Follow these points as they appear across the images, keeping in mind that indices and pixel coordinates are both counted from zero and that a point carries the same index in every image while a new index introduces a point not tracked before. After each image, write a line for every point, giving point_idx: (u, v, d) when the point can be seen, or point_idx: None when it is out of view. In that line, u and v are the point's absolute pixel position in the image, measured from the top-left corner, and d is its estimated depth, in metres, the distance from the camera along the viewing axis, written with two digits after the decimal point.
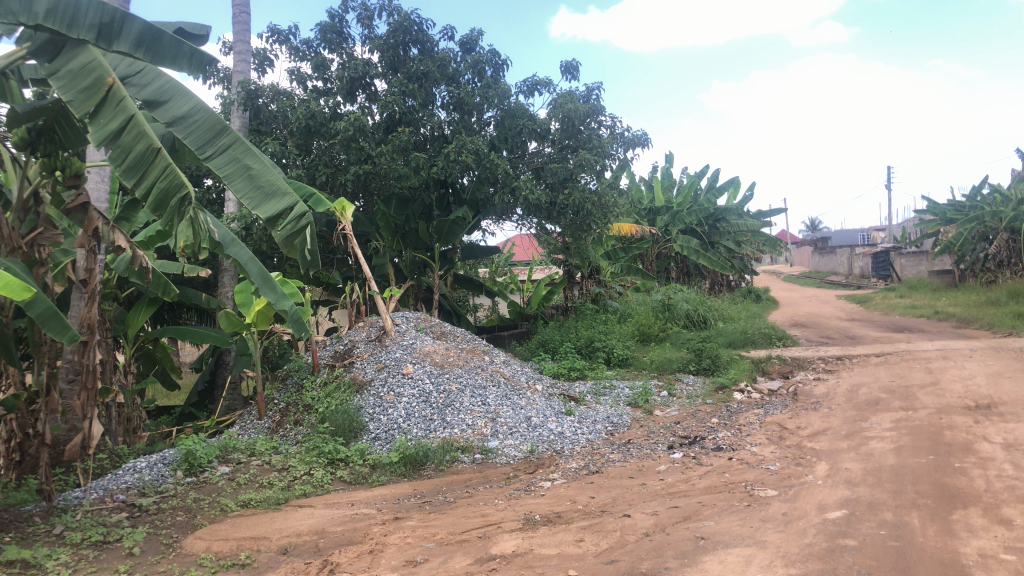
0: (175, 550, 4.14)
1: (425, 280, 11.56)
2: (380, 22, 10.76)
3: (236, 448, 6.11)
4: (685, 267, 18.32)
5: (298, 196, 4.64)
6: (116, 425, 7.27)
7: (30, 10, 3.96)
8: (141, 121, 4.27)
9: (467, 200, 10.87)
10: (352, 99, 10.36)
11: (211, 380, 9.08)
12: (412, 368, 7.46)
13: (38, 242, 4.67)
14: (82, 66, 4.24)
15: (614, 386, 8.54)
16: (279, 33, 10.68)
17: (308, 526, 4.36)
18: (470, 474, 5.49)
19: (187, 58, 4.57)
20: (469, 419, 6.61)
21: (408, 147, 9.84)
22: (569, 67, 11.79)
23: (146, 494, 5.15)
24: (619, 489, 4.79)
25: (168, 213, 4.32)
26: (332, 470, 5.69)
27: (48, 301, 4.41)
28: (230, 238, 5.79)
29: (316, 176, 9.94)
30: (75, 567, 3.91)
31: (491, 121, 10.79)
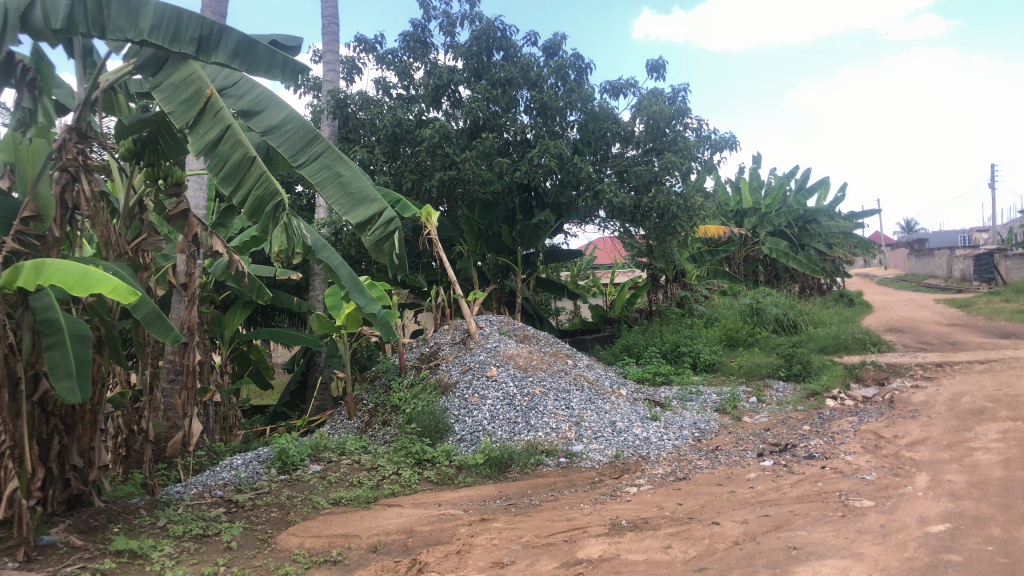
0: (270, 545, 4.28)
1: (508, 284, 11.63)
2: (463, 29, 10.91)
3: (327, 447, 6.29)
4: (773, 270, 17.90)
5: (387, 202, 4.70)
6: (213, 423, 7.56)
7: (136, 26, 4.14)
8: (237, 130, 4.43)
9: (550, 204, 10.87)
10: (436, 106, 10.51)
11: (302, 381, 9.32)
12: (496, 371, 7.51)
13: (142, 247, 4.86)
14: (183, 79, 4.44)
15: (700, 392, 8.41)
16: (366, 42, 10.93)
17: (396, 525, 4.44)
18: (554, 477, 5.49)
19: (280, 67, 4.70)
20: (553, 422, 6.60)
21: (491, 153, 9.92)
22: (656, 66, 11.69)
23: (242, 489, 5.35)
24: (707, 496, 4.70)
25: (263, 219, 4.47)
26: (419, 470, 5.79)
27: (151, 303, 4.59)
28: (322, 243, 5.93)
29: (402, 183, 10.17)
30: (178, 558, 4.08)
31: (574, 124, 10.78)
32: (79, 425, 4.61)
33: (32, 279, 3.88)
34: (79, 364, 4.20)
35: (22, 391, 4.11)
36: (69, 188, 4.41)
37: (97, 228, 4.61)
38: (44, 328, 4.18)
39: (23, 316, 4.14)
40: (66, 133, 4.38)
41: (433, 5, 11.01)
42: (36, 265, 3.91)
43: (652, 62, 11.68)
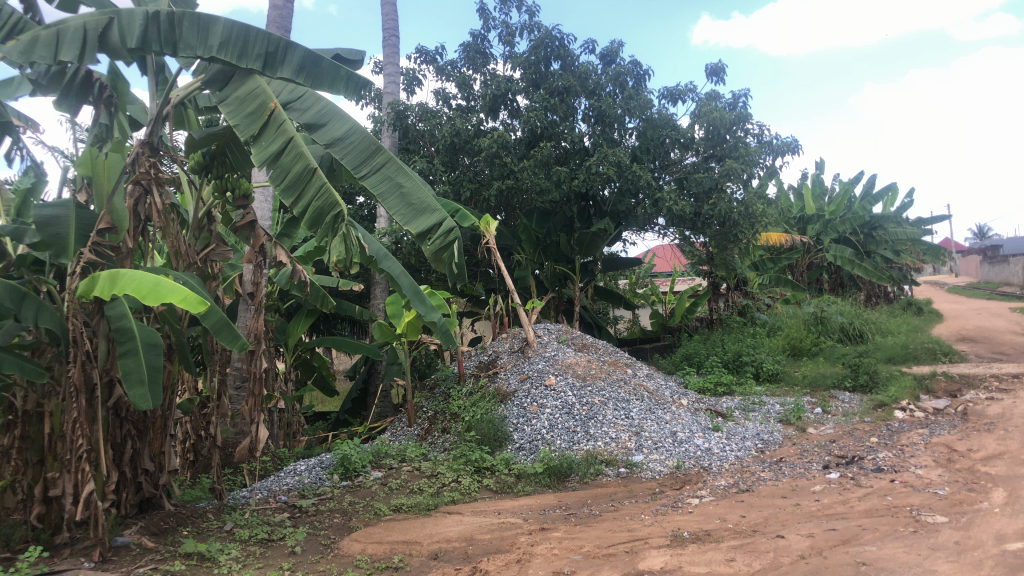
0: (333, 550, 4.34)
1: (566, 292, 11.63)
2: (522, 39, 10.97)
3: (388, 454, 6.37)
4: (838, 278, 17.52)
5: (447, 212, 4.72)
6: (278, 429, 7.72)
7: (206, 43, 4.27)
8: (299, 143, 4.52)
9: (608, 212, 10.81)
10: (494, 116, 10.56)
11: (364, 388, 9.44)
12: (555, 380, 7.49)
13: (211, 257, 5.02)
14: (248, 93, 4.57)
15: (763, 402, 8.26)
16: (426, 53, 11.07)
17: (457, 533, 4.47)
18: (614, 488, 5.45)
19: (344, 81, 4.73)
20: (613, 432, 6.56)
21: (549, 161, 9.93)
22: (715, 69, 11.56)
23: (305, 495, 5.45)
24: (771, 508, 4.61)
25: (322, 229, 4.55)
26: (478, 478, 5.82)
27: (220, 311, 4.71)
28: (383, 253, 6.02)
29: (461, 192, 10.27)
30: (245, 562, 4.17)
31: (633, 131, 10.70)
32: (150, 430, 4.76)
33: (107, 288, 4.03)
34: (151, 371, 4.29)
35: (97, 396, 4.26)
36: (141, 200, 4.57)
37: (168, 239, 4.78)
38: (117, 336, 4.27)
39: (98, 324, 4.36)
40: (140, 147, 4.55)
41: (492, 16, 11.10)
42: (111, 275, 4.05)
43: (712, 66, 11.56)
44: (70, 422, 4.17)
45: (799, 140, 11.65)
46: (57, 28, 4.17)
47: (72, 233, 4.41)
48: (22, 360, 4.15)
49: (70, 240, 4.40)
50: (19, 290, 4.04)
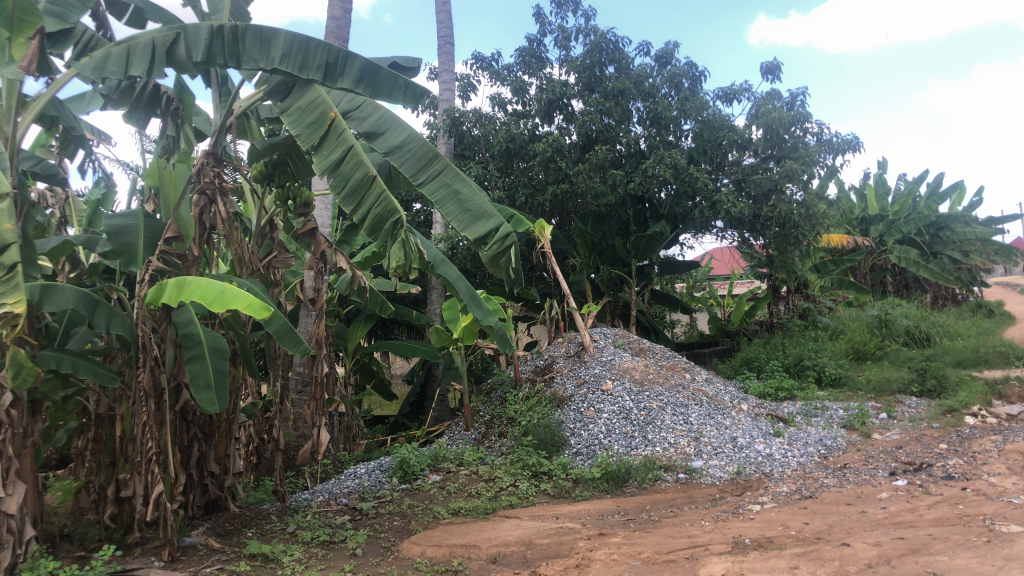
0: (393, 553, 4.39)
1: (621, 296, 11.57)
2: (577, 42, 10.96)
3: (445, 458, 6.43)
4: (902, 279, 17.06)
5: (504, 217, 4.71)
6: (338, 433, 7.84)
7: (268, 55, 4.38)
8: (359, 151, 4.58)
9: (665, 215, 10.71)
10: (550, 120, 10.53)
11: (421, 393, 9.51)
12: (612, 385, 7.44)
13: (273, 264, 5.13)
14: (309, 103, 4.66)
15: (826, 407, 8.07)
16: (482, 59, 11.13)
17: (515, 537, 4.47)
18: (673, 493, 5.40)
19: (402, 90, 4.77)
20: (672, 437, 6.50)
21: (604, 164, 9.88)
22: (771, 67, 11.38)
23: (365, 498, 5.53)
24: (835, 516, 4.51)
25: (382, 236, 4.61)
26: (536, 482, 5.82)
27: (283, 318, 4.81)
28: (440, 258, 6.05)
29: (516, 197, 10.30)
30: (307, 563, 4.24)
31: (689, 132, 10.58)
32: (216, 433, 4.88)
33: (174, 295, 4.13)
34: (217, 376, 4.40)
35: (165, 400, 4.38)
36: (206, 209, 4.69)
37: (232, 247, 4.90)
38: (184, 342, 4.39)
39: (166, 330, 4.47)
40: (204, 158, 4.68)
41: (547, 20, 11.12)
42: (178, 282, 4.16)
43: (767, 64, 11.38)
44: (140, 426, 4.30)
45: (860, 138, 11.39)
46: (128, 45, 4.31)
47: (141, 242, 4.53)
48: (95, 365, 4.28)
49: (139, 248, 4.52)
50: (92, 297, 4.12)
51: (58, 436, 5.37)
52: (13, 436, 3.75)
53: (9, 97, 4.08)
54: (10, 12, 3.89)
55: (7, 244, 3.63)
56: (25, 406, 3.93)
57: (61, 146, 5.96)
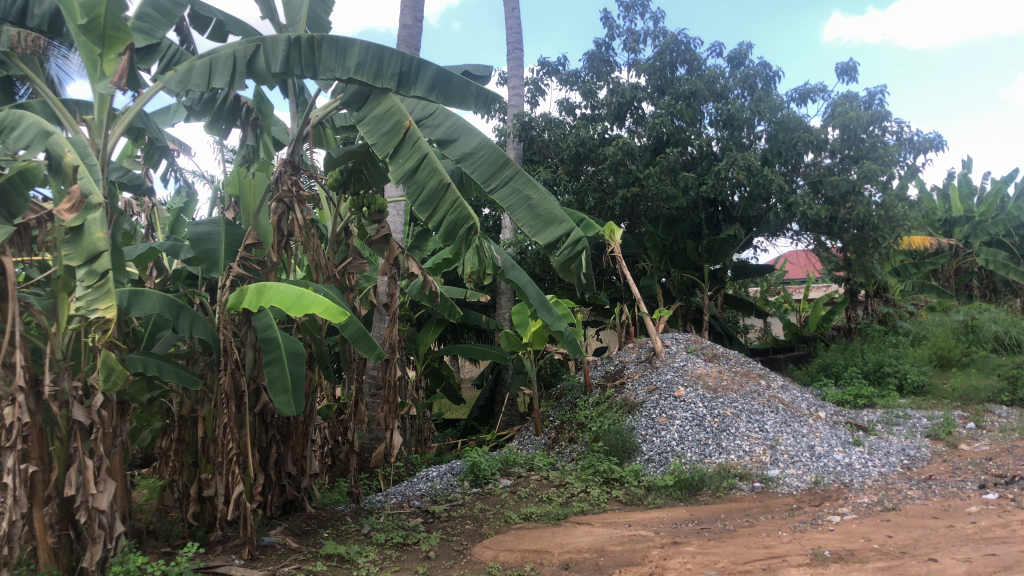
0: (466, 557, 4.41)
1: (693, 301, 11.43)
2: (647, 45, 10.87)
3: (516, 462, 6.45)
4: (989, 283, 16.40)
5: (575, 222, 4.69)
6: (410, 436, 7.93)
7: (344, 65, 4.47)
8: (433, 158, 4.63)
9: (739, 218, 10.50)
10: (620, 124, 10.43)
11: (491, 397, 9.52)
12: (685, 391, 7.33)
13: (348, 269, 5.23)
14: (384, 111, 4.73)
15: (909, 416, 7.79)
16: (550, 64, 11.13)
17: (587, 544, 4.44)
18: (749, 503, 5.28)
19: (474, 97, 4.81)
20: (746, 445, 6.37)
21: (676, 167, 9.75)
22: (847, 68, 11.08)
23: (438, 501, 5.59)
24: (920, 529, 4.35)
25: (456, 242, 4.65)
26: (607, 489, 5.79)
27: (358, 322, 4.89)
28: (510, 263, 6.06)
29: (586, 201, 10.26)
30: (382, 565, 4.30)
31: (763, 134, 10.37)
32: (293, 435, 4.99)
33: (255, 300, 4.23)
34: (295, 379, 4.49)
35: (245, 402, 4.49)
36: (284, 217, 4.80)
37: (309, 253, 5.01)
38: (264, 346, 4.49)
39: (246, 334, 4.59)
40: (282, 166, 4.79)
41: (616, 23, 11.05)
42: (257, 288, 4.26)
43: (843, 65, 11.08)
44: (222, 427, 4.43)
45: (943, 136, 10.99)
46: (209, 58, 4.45)
47: (223, 248, 4.67)
48: (179, 367, 4.41)
49: (220, 254, 4.66)
50: (176, 302, 4.27)
51: (144, 435, 5.58)
52: (103, 435, 3.91)
53: (101, 111, 4.25)
54: (102, 29, 4.10)
55: (99, 251, 3.74)
56: (115, 407, 4.08)
57: (146, 156, 6.19)
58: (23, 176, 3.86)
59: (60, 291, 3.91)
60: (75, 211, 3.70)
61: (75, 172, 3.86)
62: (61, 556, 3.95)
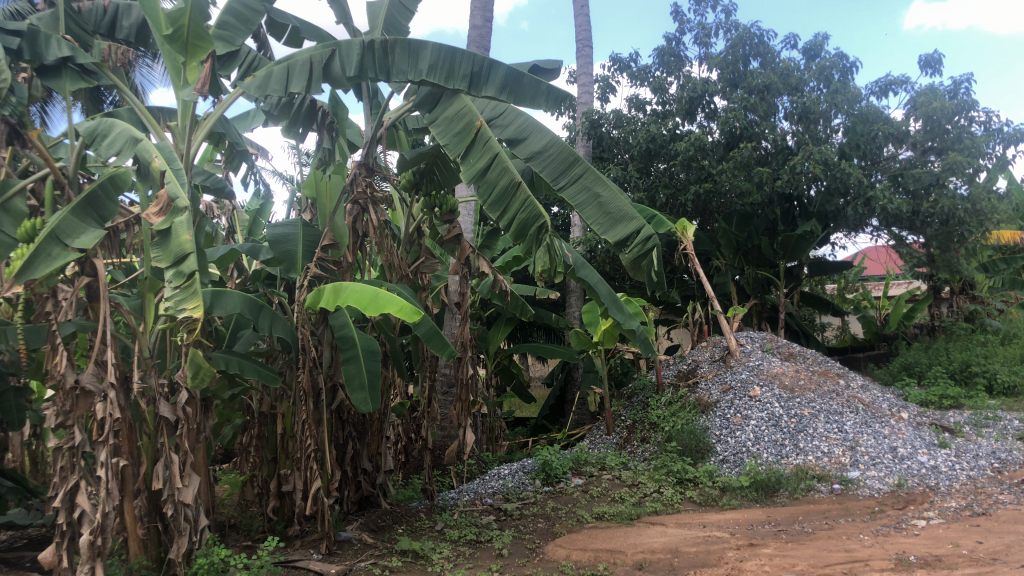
0: (539, 555, 4.42)
1: (769, 298, 11.20)
2: (719, 39, 10.69)
3: (588, 462, 6.44)
4: None
5: (646, 220, 4.62)
6: (481, 434, 7.99)
7: (416, 67, 4.54)
8: (504, 158, 4.65)
9: (816, 213, 10.25)
10: (691, 119, 10.25)
11: (561, 396, 9.53)
12: (760, 391, 7.19)
13: (421, 269, 5.32)
14: (456, 112, 4.77)
15: (999, 417, 7.47)
16: (621, 60, 11.05)
17: (661, 544, 4.40)
18: (828, 505, 5.15)
19: (545, 96, 4.76)
20: (825, 446, 6.21)
21: (750, 162, 9.55)
22: (930, 59, 10.70)
23: (510, 499, 5.62)
24: (1013, 536, 4.18)
25: (527, 241, 4.66)
26: (681, 489, 5.72)
27: (430, 321, 4.95)
28: (581, 262, 6.05)
29: (657, 198, 10.17)
30: (456, 561, 4.34)
31: (840, 127, 10.08)
32: (369, 432, 5.09)
33: (332, 300, 4.32)
34: (371, 377, 4.57)
35: (323, 400, 4.59)
36: (359, 218, 4.92)
37: (383, 253, 5.10)
38: (341, 344, 4.58)
39: (323, 333, 4.70)
40: (357, 168, 4.89)
41: (687, 18, 10.90)
42: (334, 288, 4.34)
43: (926, 56, 10.71)
44: (301, 423, 4.54)
45: None
46: (287, 63, 4.56)
47: (300, 249, 4.77)
48: (260, 365, 4.54)
49: (299, 256, 4.75)
50: (256, 301, 4.39)
51: (225, 431, 5.77)
52: (188, 431, 4.04)
53: (185, 117, 4.41)
54: (185, 38, 4.25)
55: (185, 254, 3.82)
56: (199, 404, 4.21)
57: (227, 160, 6.40)
58: (114, 182, 4.04)
59: (147, 292, 4.10)
60: (163, 215, 3.92)
61: (163, 175, 4.02)
62: (150, 547, 4.13)
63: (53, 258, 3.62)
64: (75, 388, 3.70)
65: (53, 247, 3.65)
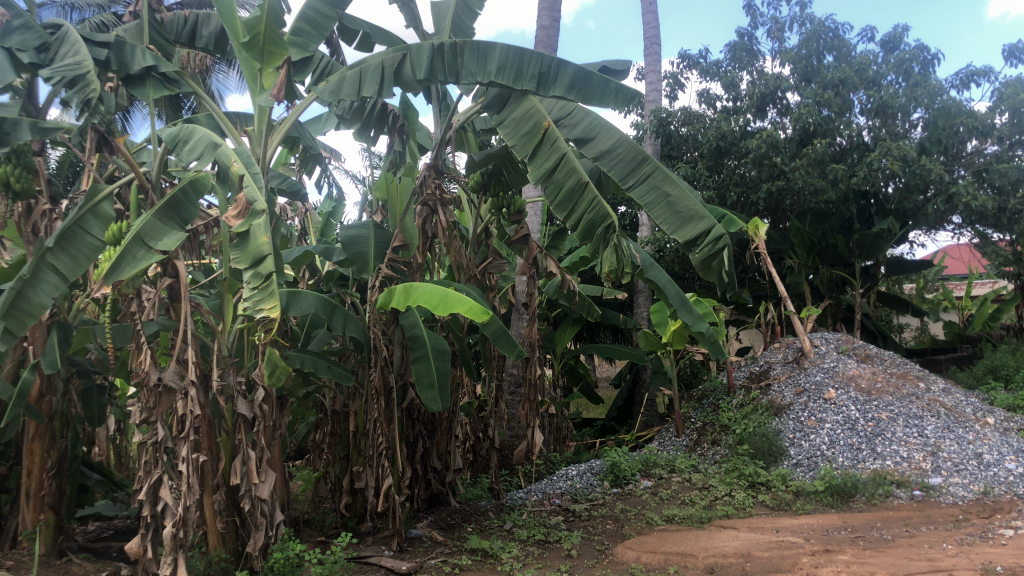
0: (608, 557, 4.40)
1: (844, 299, 10.91)
2: (792, 33, 10.47)
3: (657, 464, 6.38)
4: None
5: (716, 219, 4.54)
6: (549, 434, 8.00)
7: (484, 69, 4.56)
8: (572, 158, 4.63)
9: (893, 210, 9.94)
10: (762, 115, 10.05)
11: (630, 397, 9.46)
12: (836, 393, 7.00)
13: (488, 270, 5.35)
14: (524, 113, 4.77)
15: None
16: (689, 57, 10.91)
17: (733, 548, 4.33)
18: (908, 512, 4.99)
19: (613, 94, 4.71)
20: (904, 451, 6.02)
21: (824, 159, 9.32)
22: (1016, 49, 10.27)
23: (579, 500, 5.61)
24: None
25: (594, 241, 4.66)
26: (753, 493, 5.62)
27: (499, 321, 4.98)
28: (650, 262, 6.00)
29: (727, 196, 10.01)
30: (525, 561, 4.35)
31: (919, 121, 9.75)
32: (439, 430, 5.15)
33: (402, 300, 4.39)
34: (441, 376, 4.62)
35: (394, 398, 4.67)
36: (428, 219, 5.00)
37: (452, 254, 5.14)
38: (411, 344, 4.64)
39: (394, 332, 4.77)
40: (426, 170, 4.94)
41: (760, 12, 10.71)
42: (405, 288, 4.41)
43: (1012, 46, 10.28)
44: (373, 422, 4.61)
45: None
46: (359, 68, 4.64)
47: (372, 250, 4.86)
48: (333, 364, 4.63)
49: (371, 257, 4.84)
50: (330, 301, 4.48)
51: (300, 429, 5.90)
52: (265, 428, 4.14)
53: (261, 122, 4.53)
54: (261, 44, 4.36)
55: (263, 255, 3.93)
56: (275, 401, 4.32)
57: (301, 164, 6.55)
58: (194, 185, 4.19)
59: (226, 292, 4.21)
60: (242, 217, 4.01)
61: (241, 180, 4.12)
62: (228, 541, 4.26)
63: (138, 260, 3.75)
64: (158, 385, 3.82)
65: (138, 249, 3.79)
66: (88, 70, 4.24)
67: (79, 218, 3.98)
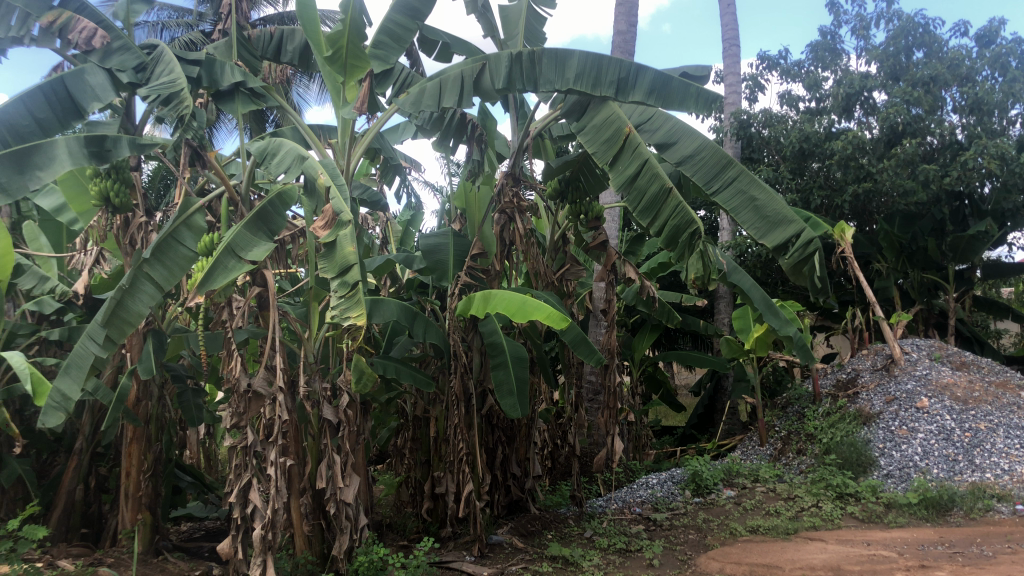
0: (691, 567, 4.33)
1: (936, 303, 10.50)
2: (879, 29, 10.14)
3: (740, 473, 6.26)
4: None
5: (806, 222, 4.42)
6: (629, 442, 7.92)
7: (563, 76, 4.57)
8: (655, 163, 4.58)
9: (990, 212, 9.51)
10: (848, 116, 9.76)
11: (711, 405, 9.29)
12: (928, 402, 6.72)
13: (566, 276, 5.35)
14: (604, 120, 4.76)
15: None
16: (769, 58, 10.68)
17: (822, 561, 4.20)
18: (1010, 527, 4.76)
19: (694, 98, 4.61)
20: (1005, 464, 5.75)
21: (914, 159, 9.00)
22: None
23: (659, 509, 5.54)
24: None
25: (679, 248, 4.60)
26: (842, 504, 5.44)
27: (577, 327, 4.98)
28: (732, 268, 5.91)
29: (811, 200, 9.74)
30: (607, 569, 4.32)
31: (1018, 117, 9.30)
32: (517, 437, 5.18)
33: (481, 307, 4.41)
34: (520, 383, 4.63)
35: (473, 404, 4.71)
36: (506, 227, 4.99)
37: (529, 261, 5.15)
38: (490, 350, 4.68)
39: (473, 339, 4.82)
40: (504, 179, 4.92)
41: (844, 10, 10.41)
42: (484, 295, 4.44)
43: None
44: (453, 427, 4.65)
45: None
46: (439, 79, 4.70)
47: (451, 259, 4.93)
48: (414, 370, 4.70)
49: (450, 265, 4.92)
50: (411, 309, 4.55)
51: (382, 434, 6.00)
52: (349, 433, 4.23)
53: (344, 134, 4.66)
54: (344, 58, 4.47)
55: (348, 264, 4.02)
56: (358, 407, 4.41)
57: (382, 174, 6.68)
58: (282, 198, 4.32)
59: (312, 300, 4.31)
60: (329, 227, 4.14)
61: (328, 192, 4.24)
62: (314, 543, 4.39)
63: (230, 270, 3.89)
64: (247, 391, 3.94)
65: (229, 259, 3.92)
66: (182, 88, 4.37)
67: (173, 230, 4.14)
